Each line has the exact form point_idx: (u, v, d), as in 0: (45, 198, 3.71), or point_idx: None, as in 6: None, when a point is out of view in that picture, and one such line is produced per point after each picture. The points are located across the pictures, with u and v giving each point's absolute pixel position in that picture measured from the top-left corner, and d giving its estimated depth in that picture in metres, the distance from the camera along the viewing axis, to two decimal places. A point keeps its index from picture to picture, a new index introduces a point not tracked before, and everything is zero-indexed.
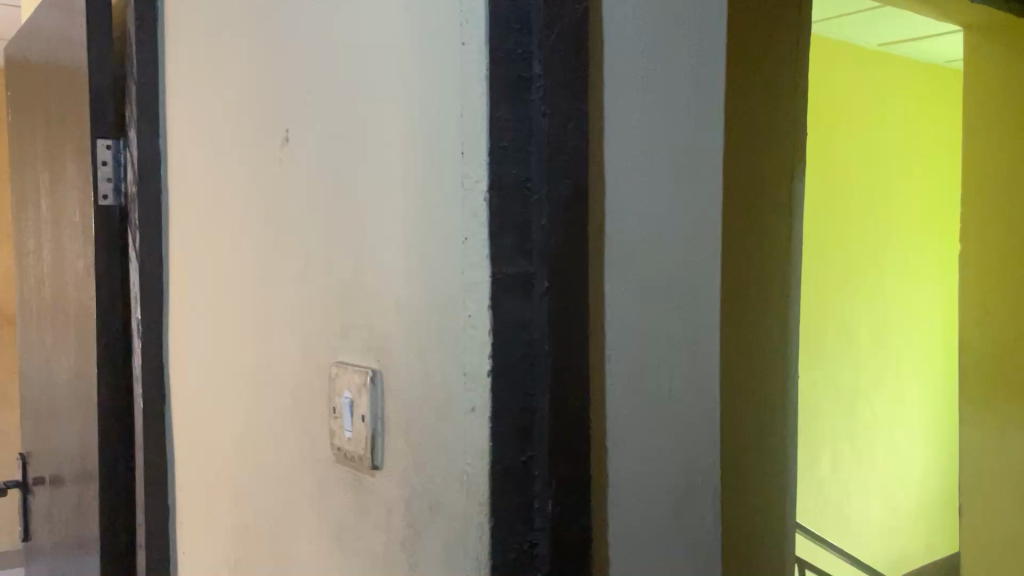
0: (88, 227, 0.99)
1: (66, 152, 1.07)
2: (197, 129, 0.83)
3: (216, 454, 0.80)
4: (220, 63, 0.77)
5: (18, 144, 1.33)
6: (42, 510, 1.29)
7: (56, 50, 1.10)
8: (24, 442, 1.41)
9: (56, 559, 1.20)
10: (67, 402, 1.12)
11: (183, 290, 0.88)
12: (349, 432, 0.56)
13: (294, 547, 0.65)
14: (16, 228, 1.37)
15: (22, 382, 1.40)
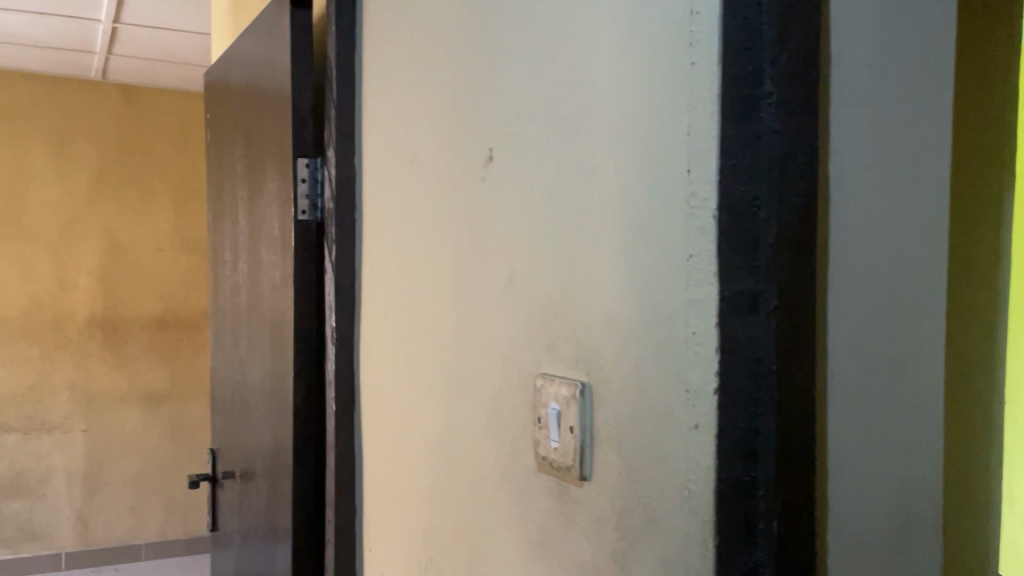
0: (288, 240, 1.07)
1: (267, 170, 1.16)
2: (396, 148, 0.88)
3: (409, 458, 0.84)
4: (421, 87, 0.81)
5: (218, 162, 1.44)
6: (231, 502, 1.39)
7: (258, 75, 1.19)
8: (215, 438, 1.52)
9: (243, 548, 1.29)
10: (261, 402, 1.20)
11: (378, 301, 0.93)
12: (555, 442, 0.57)
13: (491, 552, 0.68)
14: (214, 239, 1.48)
15: (215, 382, 1.51)
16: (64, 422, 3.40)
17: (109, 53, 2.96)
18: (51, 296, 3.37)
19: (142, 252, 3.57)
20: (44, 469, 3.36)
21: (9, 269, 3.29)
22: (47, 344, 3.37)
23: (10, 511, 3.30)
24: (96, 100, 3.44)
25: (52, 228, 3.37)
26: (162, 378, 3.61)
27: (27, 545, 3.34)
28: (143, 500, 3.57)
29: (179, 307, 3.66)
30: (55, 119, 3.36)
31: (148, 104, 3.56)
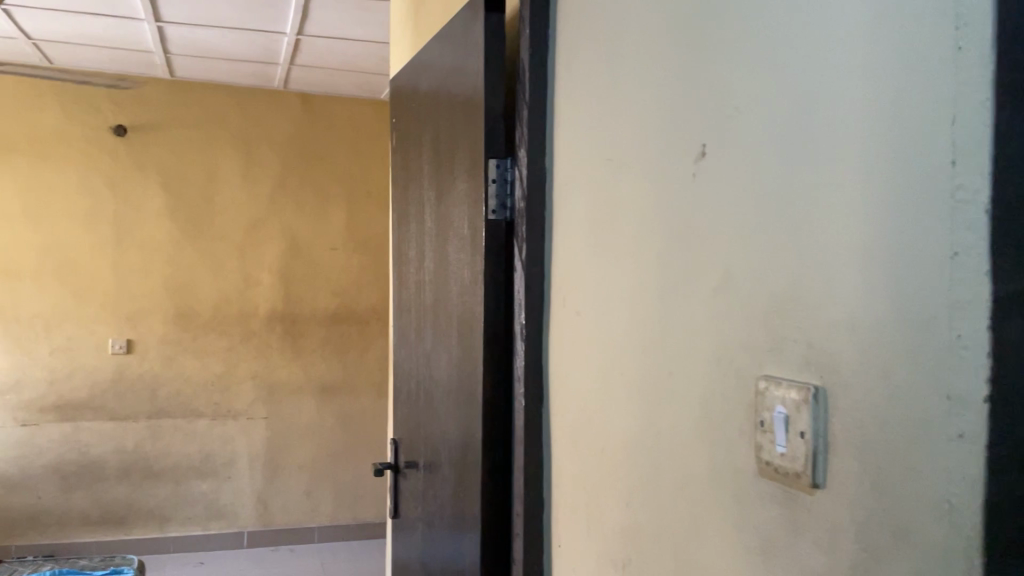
0: (478, 240, 1.09)
1: (456, 170, 1.19)
2: (593, 147, 0.88)
3: (607, 458, 0.84)
4: (623, 84, 0.81)
5: (404, 163, 1.50)
6: (414, 491, 1.44)
7: (449, 79, 1.22)
8: (398, 429, 1.58)
9: (428, 537, 1.33)
10: (448, 395, 1.24)
11: (571, 300, 0.93)
12: (783, 447, 0.55)
13: (701, 559, 0.66)
14: (399, 238, 1.54)
15: (399, 376, 1.58)
16: (248, 409, 3.65)
17: (292, 64, 3.15)
18: (238, 292, 3.64)
19: (317, 250, 3.77)
20: (229, 452, 3.62)
21: (202, 266, 3.59)
22: (234, 336, 3.63)
23: (200, 490, 3.59)
24: (278, 108, 3.67)
25: (239, 228, 3.64)
26: (334, 370, 3.80)
27: (214, 522, 3.62)
28: (316, 486, 3.77)
29: (351, 303, 3.83)
30: (243, 128, 3.63)
31: (325, 111, 3.75)
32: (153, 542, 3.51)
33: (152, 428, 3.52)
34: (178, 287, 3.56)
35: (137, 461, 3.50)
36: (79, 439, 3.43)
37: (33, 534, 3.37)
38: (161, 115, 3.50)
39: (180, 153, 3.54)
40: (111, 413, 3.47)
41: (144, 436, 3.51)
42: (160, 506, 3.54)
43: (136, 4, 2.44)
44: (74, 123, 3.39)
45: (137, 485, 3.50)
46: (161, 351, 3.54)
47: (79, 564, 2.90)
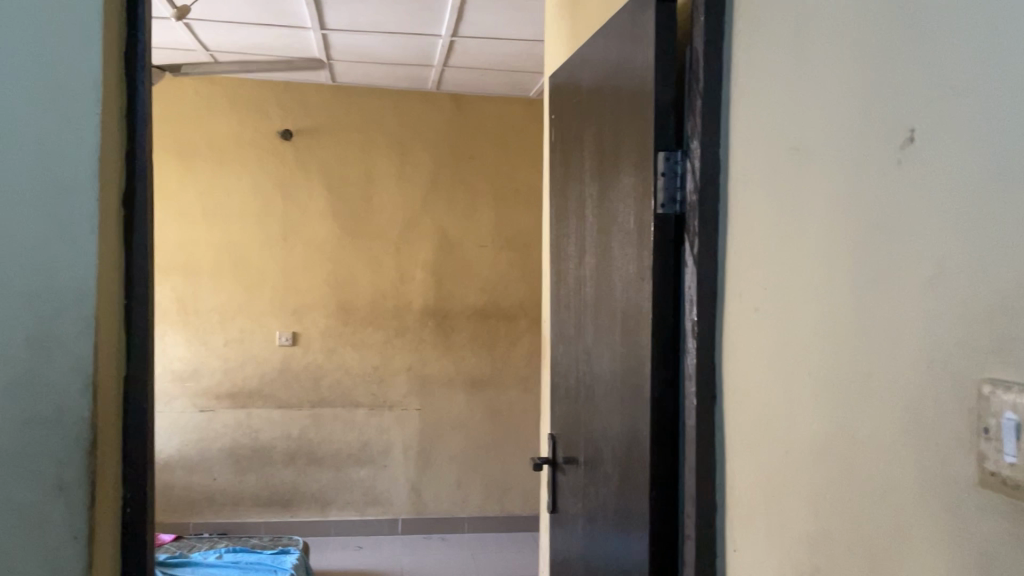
0: (647, 235, 1.07)
1: (622, 165, 1.17)
2: (777, 136, 0.84)
3: (791, 461, 0.81)
4: (815, 69, 0.77)
5: (564, 159, 1.50)
6: (574, 487, 1.43)
7: (615, 71, 1.20)
8: (555, 424, 1.58)
9: (590, 533, 1.32)
10: (611, 392, 1.23)
11: (749, 296, 0.90)
12: (1012, 457, 0.50)
13: (905, 574, 0.62)
14: (558, 233, 1.54)
15: (556, 371, 1.57)
16: (402, 400, 3.78)
17: (446, 65, 3.21)
18: (393, 287, 3.77)
19: (468, 247, 3.84)
20: (385, 441, 3.76)
21: (360, 262, 3.73)
22: (389, 330, 3.77)
23: (359, 476, 3.75)
24: (430, 109, 3.77)
25: (394, 226, 3.76)
26: (484, 364, 3.86)
27: (371, 508, 3.77)
28: (466, 477, 3.85)
29: (500, 299, 3.88)
30: (398, 128, 3.75)
31: (476, 110, 3.81)
32: (316, 525, 3.71)
33: (314, 416, 3.71)
34: (338, 283, 3.72)
35: (302, 447, 3.70)
36: (250, 425, 3.66)
37: (210, 511, 3.63)
38: (323, 119, 3.68)
39: (340, 154, 3.71)
40: (278, 401, 3.68)
41: (307, 424, 3.70)
42: (322, 490, 3.72)
43: (304, 14, 2.56)
44: (246, 129, 3.62)
45: (301, 469, 3.70)
46: (323, 343, 3.72)
47: (251, 542, 3.09)
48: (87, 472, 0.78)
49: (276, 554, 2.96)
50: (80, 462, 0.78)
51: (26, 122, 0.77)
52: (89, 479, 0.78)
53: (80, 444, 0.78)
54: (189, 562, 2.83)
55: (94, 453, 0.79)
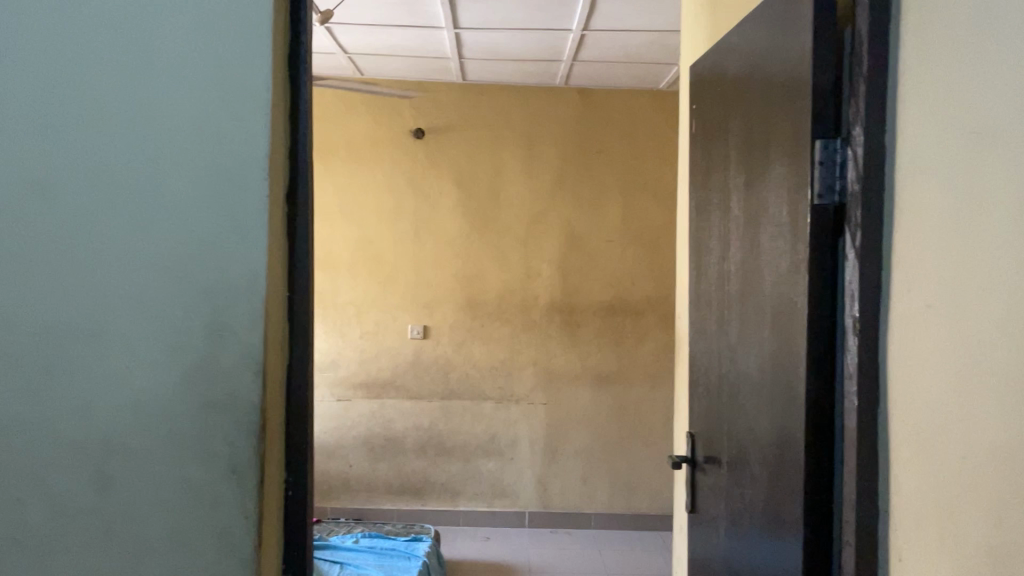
0: (802, 227, 1.03)
1: (773, 154, 1.13)
2: (956, 119, 0.79)
3: (968, 467, 0.75)
4: (1001, 46, 0.71)
5: (706, 149, 1.46)
6: (716, 487, 1.40)
7: (766, 58, 1.16)
8: (695, 423, 1.55)
9: (734, 535, 1.29)
10: (759, 389, 1.19)
11: (919, 292, 0.85)
12: None
13: None
14: (699, 225, 1.50)
15: (696, 368, 1.54)
16: (529, 394, 3.80)
17: (575, 59, 3.20)
18: (521, 282, 3.79)
19: (595, 242, 3.80)
20: (512, 434, 3.79)
21: (489, 257, 3.78)
22: (517, 324, 3.79)
23: (487, 468, 3.80)
24: (559, 103, 3.76)
25: (522, 221, 3.78)
26: (611, 360, 3.81)
27: (499, 500, 3.81)
28: (593, 473, 3.82)
29: (628, 294, 3.82)
30: (526, 124, 3.76)
31: (604, 103, 3.77)
32: (445, 514, 3.79)
33: (444, 408, 3.79)
34: (467, 278, 3.78)
35: (431, 438, 3.79)
36: (383, 414, 3.78)
37: (346, 497, 3.79)
38: (453, 116, 3.75)
39: (469, 151, 3.76)
40: (410, 392, 3.79)
41: (437, 415, 3.79)
42: (451, 481, 3.80)
43: (438, 14, 2.61)
44: (381, 128, 3.74)
45: (431, 460, 3.79)
46: (452, 337, 3.79)
47: (385, 528, 3.19)
48: (258, 455, 0.81)
49: (409, 541, 3.05)
50: (251, 445, 0.81)
51: (204, 122, 0.81)
52: (258, 462, 0.81)
53: (250, 429, 0.81)
54: (327, 545, 2.95)
55: (264, 437, 0.82)
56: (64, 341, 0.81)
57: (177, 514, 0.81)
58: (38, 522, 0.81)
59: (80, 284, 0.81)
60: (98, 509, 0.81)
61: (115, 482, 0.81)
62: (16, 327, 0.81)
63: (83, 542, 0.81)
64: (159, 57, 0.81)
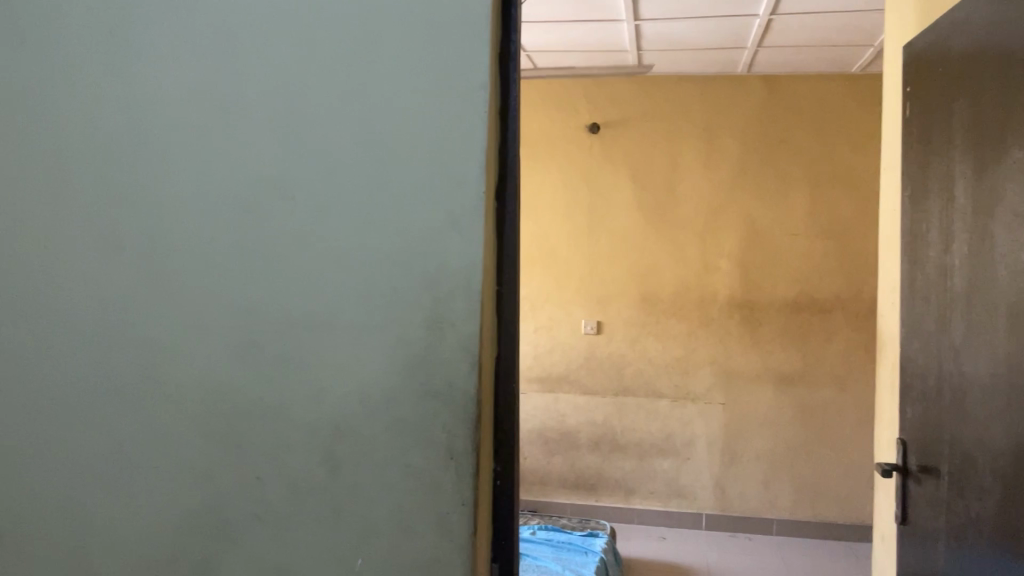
0: None
1: (1010, 137, 1.03)
2: None
3: None
4: None
5: (923, 135, 1.35)
6: (933, 499, 1.30)
7: (1002, 33, 1.06)
8: (906, 430, 1.44)
9: (956, 552, 1.19)
10: (989, 394, 1.09)
11: None
12: None
13: None
14: (914, 218, 1.40)
15: (909, 372, 1.43)
16: (706, 394, 3.70)
17: (759, 46, 3.08)
18: (699, 278, 3.69)
19: (777, 237, 3.64)
20: (689, 433, 3.71)
21: (665, 252, 3.71)
22: (694, 321, 3.70)
23: (662, 467, 3.75)
24: (740, 92, 3.63)
25: (699, 216, 3.69)
26: (796, 360, 3.64)
27: (674, 500, 3.75)
28: (775, 478, 3.67)
29: (814, 291, 3.62)
30: (705, 115, 3.66)
31: (789, 90, 3.60)
32: (619, 511, 3.77)
33: (618, 404, 3.77)
34: (643, 273, 3.73)
35: (606, 434, 3.78)
36: (558, 409, 3.82)
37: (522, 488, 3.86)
38: (630, 111, 3.71)
39: (646, 146, 3.72)
40: (584, 387, 3.80)
41: (611, 412, 3.78)
42: (626, 478, 3.78)
43: (619, 7, 2.60)
44: (557, 125, 3.78)
45: (606, 456, 3.79)
46: (627, 333, 3.75)
47: (561, 521, 3.22)
48: (475, 445, 0.83)
49: (585, 535, 3.05)
50: (467, 435, 0.83)
51: (424, 121, 0.83)
52: (474, 452, 0.83)
53: (467, 420, 0.83)
54: None
55: (480, 427, 0.83)
56: (298, 331, 0.87)
57: (399, 499, 0.84)
58: (275, 500, 0.87)
59: (312, 278, 0.86)
60: (328, 490, 0.86)
61: (343, 465, 0.86)
62: (256, 319, 0.88)
63: (315, 520, 0.86)
64: (384, 60, 0.84)
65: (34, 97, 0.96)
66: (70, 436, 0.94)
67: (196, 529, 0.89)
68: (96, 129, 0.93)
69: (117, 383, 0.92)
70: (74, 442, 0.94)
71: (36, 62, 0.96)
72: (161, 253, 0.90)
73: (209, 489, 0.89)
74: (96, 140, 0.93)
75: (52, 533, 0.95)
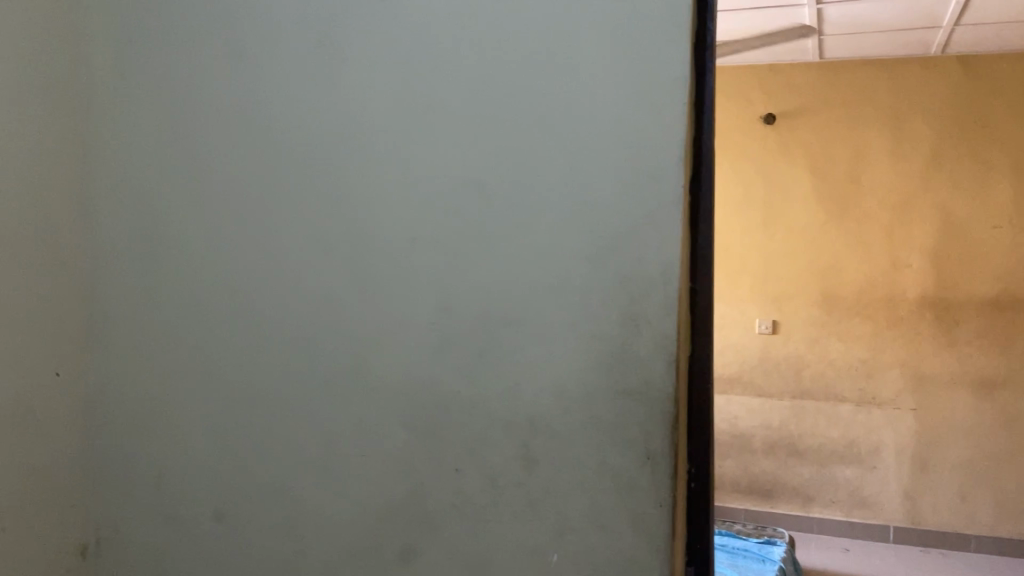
0: None
1: None
2: None
3: None
4: None
5: None
6: None
7: None
8: None
9: None
10: None
11: None
12: None
13: None
14: None
15: None
16: (894, 399, 3.46)
17: (957, 24, 2.85)
18: (885, 274, 3.47)
19: (976, 230, 3.35)
20: (874, 440, 3.49)
21: (847, 248, 3.51)
22: (881, 321, 3.48)
23: (844, 475, 3.55)
24: (933, 75, 3.38)
25: (885, 208, 3.46)
26: (997, 363, 3.34)
27: (858, 511, 3.54)
28: (972, 491, 3.38)
29: (1019, 288, 3.32)
30: (892, 100, 3.44)
31: (990, 70, 3.31)
32: (798, 519, 3.60)
33: (795, 408, 3.60)
34: (823, 270, 3.55)
35: (782, 438, 3.62)
36: (730, 411, 3.71)
37: None
38: (809, 100, 3.55)
39: (827, 136, 3.53)
40: (759, 389, 3.66)
41: (788, 415, 3.62)
42: (804, 485, 3.61)
43: None
44: (732, 117, 3.66)
45: (783, 461, 3.64)
46: (806, 333, 3.58)
47: (736, 528, 3.11)
48: (674, 446, 0.81)
49: (762, 543, 2.93)
50: (665, 434, 0.82)
51: (625, 118, 0.82)
52: (673, 454, 0.81)
53: (664, 421, 0.81)
54: None
55: (679, 428, 0.82)
56: (498, 328, 0.88)
57: (595, 495, 0.84)
58: (474, 493, 0.89)
59: (511, 276, 0.87)
60: (524, 483, 0.87)
61: (540, 461, 0.86)
62: (457, 316, 0.90)
63: (512, 513, 0.88)
64: (586, 59, 0.84)
65: (244, 106, 0.98)
66: (282, 426, 0.98)
67: (398, 518, 0.93)
68: (304, 132, 0.96)
69: (326, 378, 0.95)
70: (287, 434, 0.97)
71: (247, 72, 0.98)
72: (366, 253, 0.93)
73: (412, 479, 0.92)
74: (304, 143, 0.96)
75: (268, 520, 0.98)
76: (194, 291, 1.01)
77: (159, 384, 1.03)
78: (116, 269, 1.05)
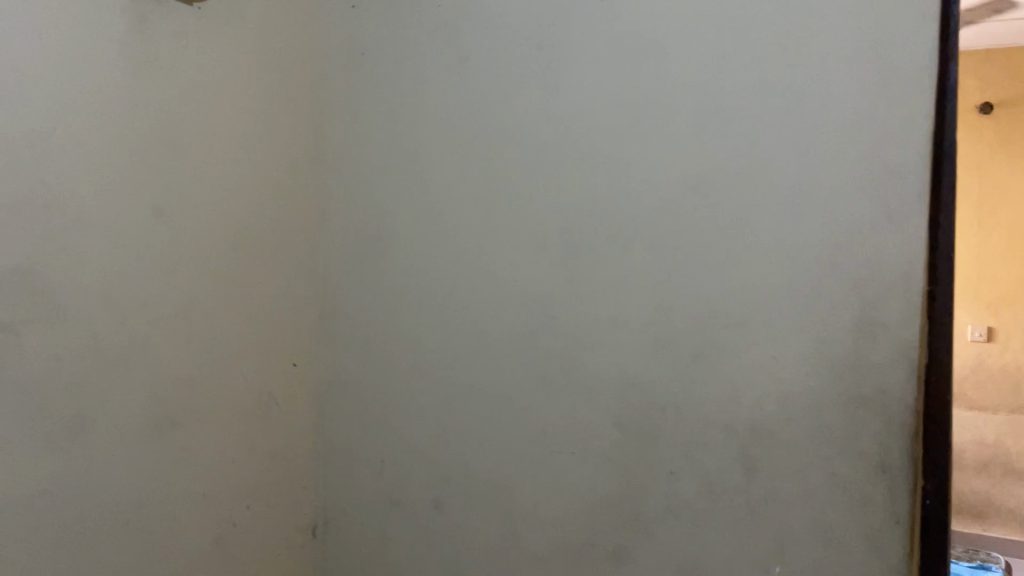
0: None
1: None
2: None
3: None
4: None
5: None
6: None
7: None
8: None
9: None
10: None
11: None
12: None
13: None
14: None
15: None
16: None
17: None
18: None
19: None
20: None
21: None
22: None
23: None
24: None
25: None
26: None
27: None
28: None
29: None
30: None
31: None
32: (1015, 543, 3.17)
33: (1015, 423, 3.21)
34: None
35: (998, 456, 3.24)
36: None
37: None
38: None
39: None
40: (970, 401, 3.28)
41: (1004, 430, 3.22)
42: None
43: None
44: None
45: (998, 481, 3.25)
46: None
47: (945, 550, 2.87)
48: (915, 459, 0.76)
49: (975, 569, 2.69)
50: (903, 447, 0.77)
51: (862, 112, 0.78)
52: (913, 468, 0.76)
53: (904, 432, 0.77)
54: None
55: (920, 440, 0.77)
56: (716, 330, 0.86)
57: (823, 507, 0.81)
58: (689, 497, 0.88)
59: (731, 277, 0.85)
60: (745, 492, 0.85)
61: (761, 467, 0.84)
62: (674, 315, 0.88)
63: (731, 522, 0.86)
64: (818, 52, 0.80)
65: (463, 111, 1.02)
66: (496, 422, 1.00)
67: (611, 519, 0.93)
68: (522, 134, 0.98)
69: (539, 375, 0.97)
70: (503, 429, 1.00)
71: (466, 79, 1.01)
72: (579, 253, 0.94)
73: (625, 479, 0.92)
74: (521, 145, 0.98)
75: (481, 511, 1.02)
76: (415, 290, 1.06)
77: (382, 378, 1.09)
78: (345, 271, 1.13)
